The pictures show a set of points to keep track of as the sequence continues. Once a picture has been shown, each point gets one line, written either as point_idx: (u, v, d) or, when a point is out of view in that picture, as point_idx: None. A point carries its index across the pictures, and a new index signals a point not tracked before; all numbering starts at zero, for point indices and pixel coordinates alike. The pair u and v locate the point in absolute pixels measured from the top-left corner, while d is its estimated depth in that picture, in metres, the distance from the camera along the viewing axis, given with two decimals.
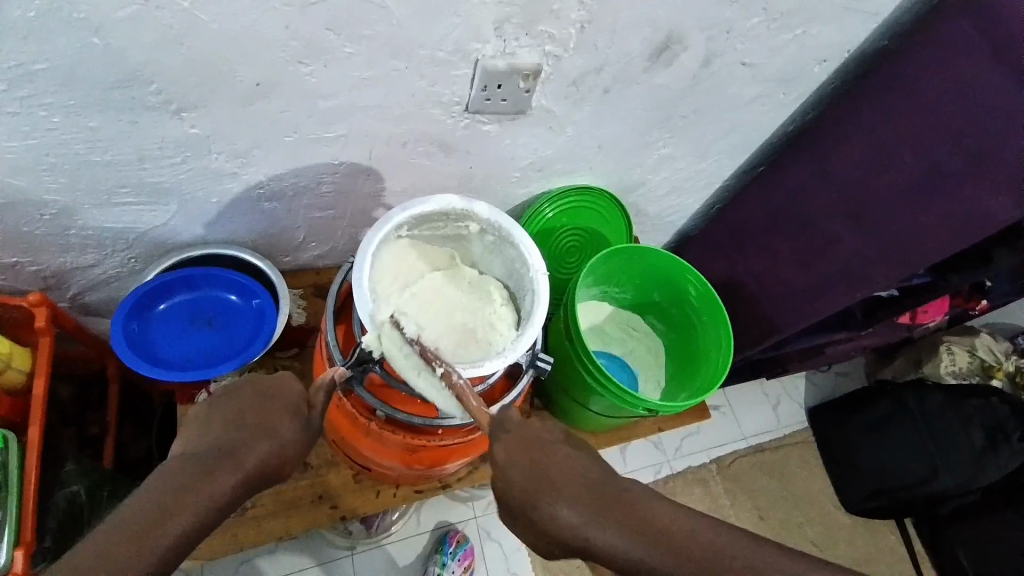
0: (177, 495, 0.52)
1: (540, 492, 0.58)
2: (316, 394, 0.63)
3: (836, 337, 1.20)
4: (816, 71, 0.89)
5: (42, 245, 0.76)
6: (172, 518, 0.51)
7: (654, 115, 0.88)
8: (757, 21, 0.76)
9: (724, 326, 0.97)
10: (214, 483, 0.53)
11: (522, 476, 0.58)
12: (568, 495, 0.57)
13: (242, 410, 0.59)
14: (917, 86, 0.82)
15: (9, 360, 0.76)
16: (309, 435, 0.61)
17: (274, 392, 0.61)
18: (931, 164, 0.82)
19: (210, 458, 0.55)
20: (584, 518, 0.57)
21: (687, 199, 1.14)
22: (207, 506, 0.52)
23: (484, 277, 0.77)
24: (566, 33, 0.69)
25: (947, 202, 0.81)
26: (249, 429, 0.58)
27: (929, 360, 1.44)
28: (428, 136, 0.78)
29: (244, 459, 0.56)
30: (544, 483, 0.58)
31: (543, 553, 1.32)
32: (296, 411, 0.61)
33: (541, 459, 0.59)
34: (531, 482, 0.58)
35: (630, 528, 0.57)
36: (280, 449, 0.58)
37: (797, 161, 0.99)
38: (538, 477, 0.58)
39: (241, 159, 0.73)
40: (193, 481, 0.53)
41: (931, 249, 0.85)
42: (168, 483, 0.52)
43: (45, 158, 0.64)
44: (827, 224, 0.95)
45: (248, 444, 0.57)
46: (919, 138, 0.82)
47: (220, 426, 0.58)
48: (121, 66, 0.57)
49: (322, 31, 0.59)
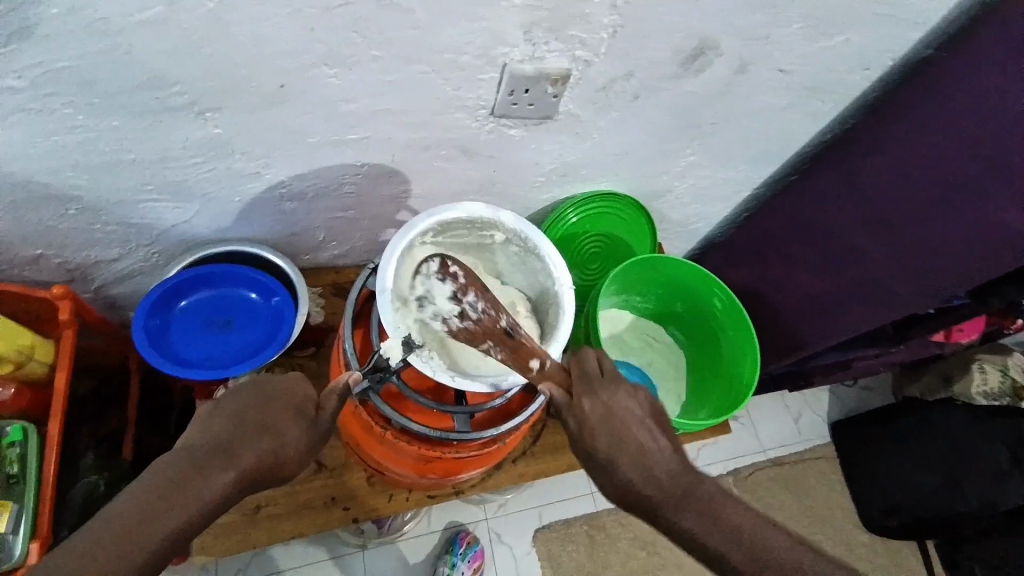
0: (168, 491, 0.48)
1: (618, 464, 0.59)
2: (328, 398, 0.62)
3: (865, 353, 1.16)
4: (856, 79, 0.85)
5: (65, 239, 0.77)
6: (161, 517, 0.47)
7: (682, 123, 0.86)
8: (796, 28, 0.73)
9: (750, 343, 0.94)
10: (208, 479, 0.50)
11: (599, 435, 0.60)
12: (649, 475, 0.58)
13: (244, 408, 0.56)
14: (952, 97, 0.77)
15: (31, 353, 0.77)
16: (312, 440, 0.59)
17: (278, 391, 0.58)
18: (962, 178, 0.78)
19: (205, 453, 0.51)
20: (661, 499, 0.57)
21: (714, 208, 1.11)
22: (198, 503, 0.48)
23: (509, 292, 0.76)
24: (596, 39, 0.67)
25: (971, 220, 0.78)
26: (250, 426, 0.54)
27: (959, 378, 1.33)
28: (450, 140, 0.77)
29: (242, 455, 0.52)
30: (626, 456, 0.59)
31: (554, 559, 1.31)
32: (299, 413, 0.58)
33: (621, 429, 0.60)
34: (606, 448, 0.59)
35: (713, 526, 0.54)
36: (280, 452, 0.55)
37: (830, 171, 0.95)
38: (616, 443, 0.59)
39: (262, 160, 0.72)
40: (184, 478, 0.49)
41: (955, 265, 0.81)
42: (160, 479, 0.48)
43: (69, 155, 0.65)
44: (857, 240, 0.92)
45: (248, 441, 0.53)
46: (952, 152, 0.78)
47: (220, 421, 0.54)
48: (146, 67, 0.57)
49: (346, 34, 0.58)
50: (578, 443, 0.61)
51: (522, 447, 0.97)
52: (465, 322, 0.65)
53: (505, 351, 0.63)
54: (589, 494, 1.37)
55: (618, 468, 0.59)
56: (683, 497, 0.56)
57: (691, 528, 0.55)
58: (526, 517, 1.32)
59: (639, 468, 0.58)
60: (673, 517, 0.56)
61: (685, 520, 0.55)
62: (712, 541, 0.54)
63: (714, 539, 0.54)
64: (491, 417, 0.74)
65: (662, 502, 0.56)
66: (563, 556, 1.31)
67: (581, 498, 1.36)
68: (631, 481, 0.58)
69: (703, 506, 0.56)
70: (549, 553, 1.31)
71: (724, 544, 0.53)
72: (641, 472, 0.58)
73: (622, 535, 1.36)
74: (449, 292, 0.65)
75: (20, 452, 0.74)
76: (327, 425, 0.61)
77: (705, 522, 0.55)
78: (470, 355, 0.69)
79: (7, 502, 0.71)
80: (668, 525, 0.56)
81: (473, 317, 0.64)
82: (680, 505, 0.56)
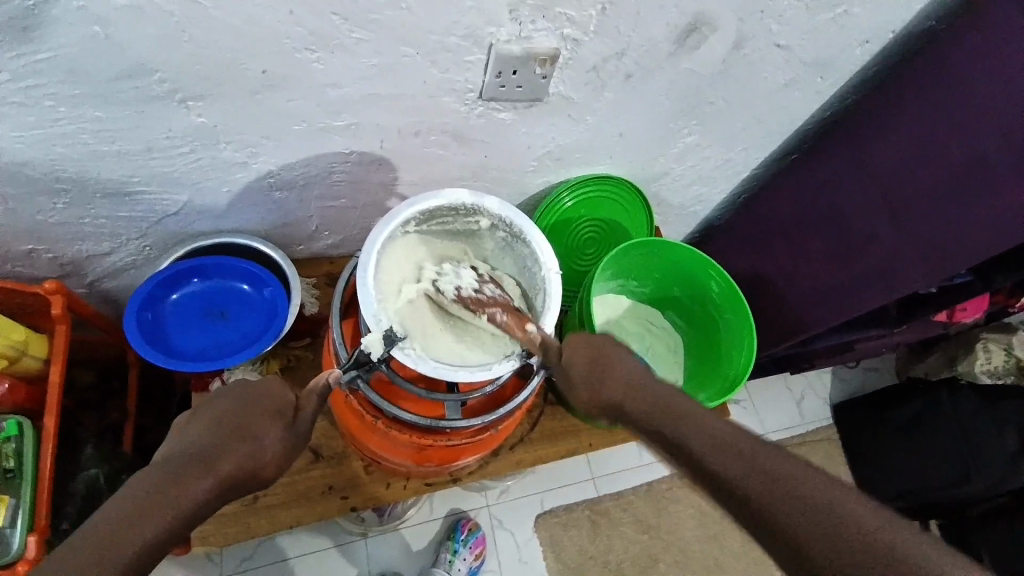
0: (149, 497, 0.45)
1: (603, 385, 0.60)
2: (308, 397, 0.62)
3: (866, 335, 1.14)
4: (856, 54, 0.83)
5: (56, 233, 0.76)
6: (145, 518, 0.44)
7: (677, 103, 0.84)
8: (793, 2, 0.71)
9: (748, 326, 0.92)
10: (189, 484, 0.48)
11: (581, 363, 0.62)
12: (633, 394, 0.58)
13: (223, 416, 0.55)
14: (965, 71, 0.76)
15: (24, 348, 0.77)
16: (291, 441, 0.58)
17: (254, 397, 0.58)
18: (978, 154, 0.76)
19: (185, 458, 0.49)
20: (640, 410, 0.57)
21: (713, 190, 1.09)
22: (183, 503, 0.46)
23: (495, 275, 0.74)
24: (586, 16, 0.65)
25: (991, 203, 0.76)
26: (228, 431, 0.53)
27: (963, 358, 1.34)
28: (441, 125, 0.75)
29: (223, 457, 0.51)
30: (609, 379, 0.60)
31: (556, 544, 1.31)
32: (277, 416, 0.58)
33: (605, 359, 0.62)
34: (590, 373, 0.61)
35: (695, 436, 0.51)
36: (261, 453, 0.54)
37: (836, 148, 0.93)
38: (599, 368, 0.61)
39: (249, 148, 0.71)
40: (165, 482, 0.47)
41: (975, 252, 0.78)
42: (140, 487, 0.46)
43: (55, 147, 0.64)
44: (863, 219, 0.90)
45: (228, 445, 0.52)
46: (970, 126, 0.76)
47: (197, 430, 0.53)
48: (124, 56, 0.55)
49: (328, 17, 0.57)
50: (564, 375, 0.63)
51: (519, 434, 0.97)
52: (477, 294, 0.68)
53: (510, 315, 0.65)
54: (590, 479, 1.38)
55: (603, 390, 0.60)
56: (662, 407, 0.56)
57: (672, 436, 0.53)
58: (527, 503, 1.33)
59: (623, 388, 0.59)
60: (654, 427, 0.55)
61: (662, 427, 0.54)
62: (693, 448, 0.50)
63: (695, 446, 0.50)
64: (482, 405, 0.74)
65: (641, 412, 0.56)
66: (565, 540, 1.32)
67: (582, 483, 1.37)
68: (618, 399, 0.59)
69: (686, 418, 0.54)
70: (551, 538, 1.31)
71: (706, 449, 0.50)
72: (625, 393, 0.59)
73: (624, 519, 1.36)
74: (471, 275, 0.70)
75: (15, 447, 0.74)
76: (307, 426, 0.60)
77: (685, 428, 0.52)
78: (451, 340, 0.67)
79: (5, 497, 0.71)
80: (650, 435, 0.56)
81: (488, 293, 0.68)
82: (661, 413, 0.55)
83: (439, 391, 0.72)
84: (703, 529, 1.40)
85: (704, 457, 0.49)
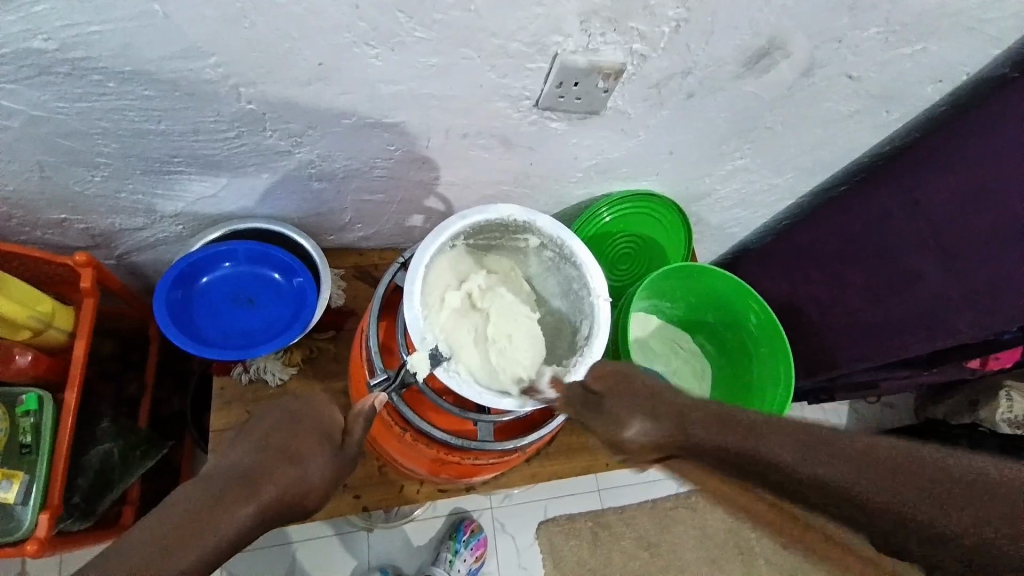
0: (184, 526, 0.44)
1: (835, 468, 0.42)
2: (354, 423, 0.61)
3: (893, 376, 1.01)
4: (928, 91, 0.79)
5: (92, 205, 0.75)
6: (174, 551, 0.43)
7: (735, 125, 0.81)
8: (874, 32, 0.68)
9: (785, 367, 0.90)
10: (228, 513, 0.46)
11: (748, 444, 0.45)
12: (896, 476, 0.41)
13: (270, 434, 0.54)
14: None
15: (50, 321, 0.77)
16: (337, 467, 0.57)
17: (303, 416, 0.58)
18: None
19: (225, 481, 0.48)
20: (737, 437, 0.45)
21: (754, 214, 1.05)
22: (216, 534, 0.44)
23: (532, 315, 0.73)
24: (657, 32, 0.62)
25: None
26: (275, 452, 0.53)
27: (984, 402, 1.16)
28: (490, 130, 0.73)
29: (262, 484, 0.49)
30: (796, 443, 0.44)
31: (557, 553, 1.30)
32: (325, 439, 0.57)
33: (820, 430, 0.44)
34: (759, 448, 0.44)
35: (913, 479, 0.41)
36: (306, 478, 0.53)
37: (891, 186, 0.89)
38: (762, 435, 0.45)
39: (295, 138, 0.69)
40: (205, 506, 0.45)
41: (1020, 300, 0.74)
42: (176, 511, 0.45)
43: (98, 122, 0.62)
44: (910, 260, 0.86)
45: (268, 465, 0.51)
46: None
47: (241, 449, 0.53)
48: (182, 36, 0.53)
49: (392, 13, 0.54)
50: (750, 461, 0.44)
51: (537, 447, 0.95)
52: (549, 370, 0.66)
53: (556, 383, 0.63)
54: (595, 491, 1.36)
55: (831, 474, 0.42)
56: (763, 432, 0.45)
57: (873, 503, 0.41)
58: (530, 510, 1.31)
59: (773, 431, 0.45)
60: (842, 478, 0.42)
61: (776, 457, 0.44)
62: (920, 497, 0.40)
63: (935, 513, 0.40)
64: (514, 426, 0.73)
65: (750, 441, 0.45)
66: (565, 550, 1.30)
67: (587, 494, 1.35)
68: (860, 487, 0.41)
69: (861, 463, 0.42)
70: (552, 546, 1.30)
71: (906, 486, 0.41)
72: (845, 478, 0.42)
73: (625, 535, 1.35)
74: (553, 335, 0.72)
75: (34, 421, 0.74)
76: (355, 452, 0.60)
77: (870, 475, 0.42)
78: (475, 348, 0.67)
79: (18, 472, 0.72)
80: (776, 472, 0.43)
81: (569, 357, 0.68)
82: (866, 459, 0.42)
83: (471, 411, 0.70)
84: (704, 552, 1.38)
85: (932, 502, 0.40)
